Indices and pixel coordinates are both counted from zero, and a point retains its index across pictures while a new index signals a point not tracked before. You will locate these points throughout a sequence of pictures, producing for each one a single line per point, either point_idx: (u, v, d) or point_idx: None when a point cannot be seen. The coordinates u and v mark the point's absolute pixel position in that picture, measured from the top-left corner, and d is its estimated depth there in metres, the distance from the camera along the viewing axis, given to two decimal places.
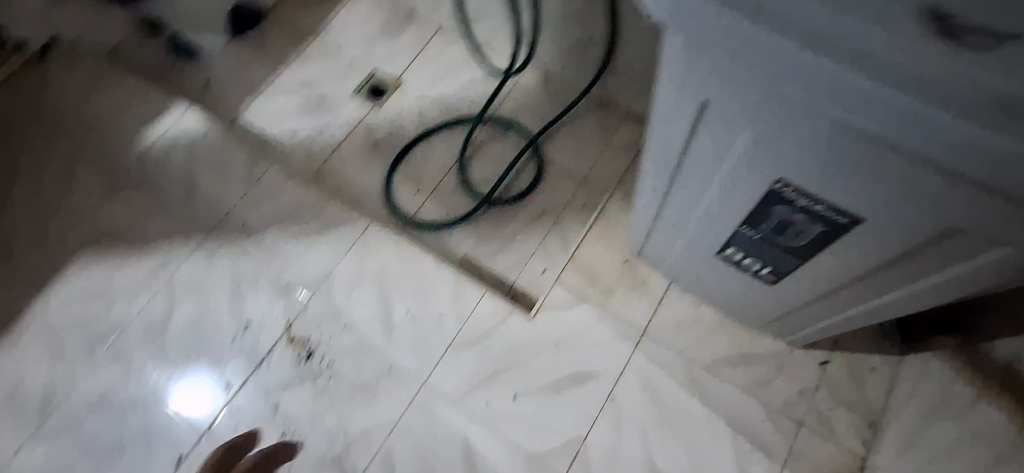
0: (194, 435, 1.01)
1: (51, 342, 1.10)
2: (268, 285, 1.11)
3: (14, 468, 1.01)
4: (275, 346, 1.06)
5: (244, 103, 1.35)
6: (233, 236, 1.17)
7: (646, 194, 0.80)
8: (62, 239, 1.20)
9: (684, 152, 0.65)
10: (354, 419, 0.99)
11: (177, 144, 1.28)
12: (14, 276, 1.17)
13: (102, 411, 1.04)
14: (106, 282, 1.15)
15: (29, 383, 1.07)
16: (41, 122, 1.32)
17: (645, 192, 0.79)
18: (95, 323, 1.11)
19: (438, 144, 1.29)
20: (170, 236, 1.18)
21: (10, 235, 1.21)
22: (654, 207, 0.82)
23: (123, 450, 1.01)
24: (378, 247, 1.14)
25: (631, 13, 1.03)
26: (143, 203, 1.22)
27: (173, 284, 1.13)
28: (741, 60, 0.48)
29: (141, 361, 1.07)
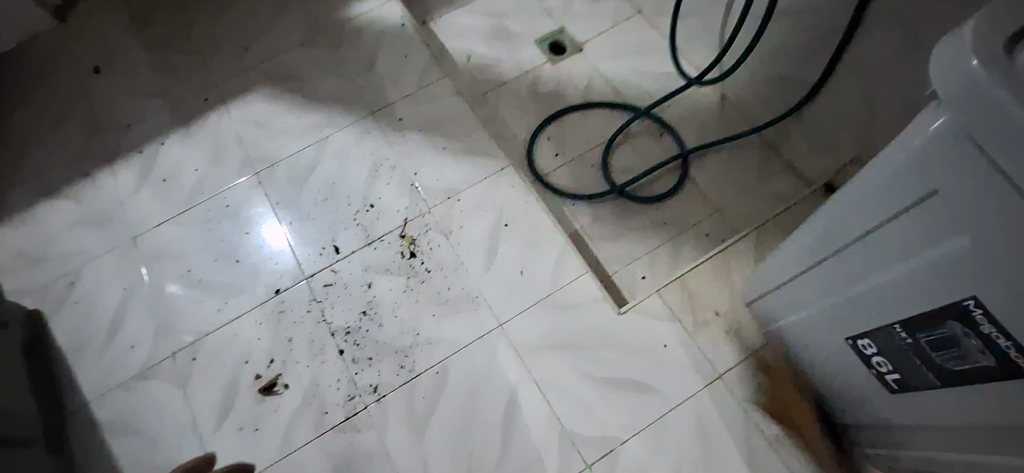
0: (294, 276, 1.11)
1: (214, 148, 1.24)
2: (401, 180, 1.19)
3: (154, 236, 1.16)
4: (386, 233, 1.14)
5: (441, 10, 1.42)
6: (387, 124, 1.25)
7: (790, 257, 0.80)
8: (253, 66, 1.33)
9: (874, 225, 0.64)
10: (428, 327, 1.05)
11: (372, 24, 1.37)
12: (208, 82, 1.32)
13: (231, 224, 1.17)
14: (274, 118, 1.27)
15: (187, 173, 1.22)
16: None
17: (794, 249, 0.79)
18: (253, 148, 1.24)
19: (596, 119, 1.30)
20: (338, 101, 1.28)
21: (215, 48, 1.36)
22: (793, 267, 0.81)
23: (236, 263, 1.13)
24: (507, 189, 1.19)
25: (849, 71, 0.99)
26: (328, 62, 1.33)
27: (324, 144, 1.23)
28: (1006, 159, 0.46)
29: (275, 197, 1.19)
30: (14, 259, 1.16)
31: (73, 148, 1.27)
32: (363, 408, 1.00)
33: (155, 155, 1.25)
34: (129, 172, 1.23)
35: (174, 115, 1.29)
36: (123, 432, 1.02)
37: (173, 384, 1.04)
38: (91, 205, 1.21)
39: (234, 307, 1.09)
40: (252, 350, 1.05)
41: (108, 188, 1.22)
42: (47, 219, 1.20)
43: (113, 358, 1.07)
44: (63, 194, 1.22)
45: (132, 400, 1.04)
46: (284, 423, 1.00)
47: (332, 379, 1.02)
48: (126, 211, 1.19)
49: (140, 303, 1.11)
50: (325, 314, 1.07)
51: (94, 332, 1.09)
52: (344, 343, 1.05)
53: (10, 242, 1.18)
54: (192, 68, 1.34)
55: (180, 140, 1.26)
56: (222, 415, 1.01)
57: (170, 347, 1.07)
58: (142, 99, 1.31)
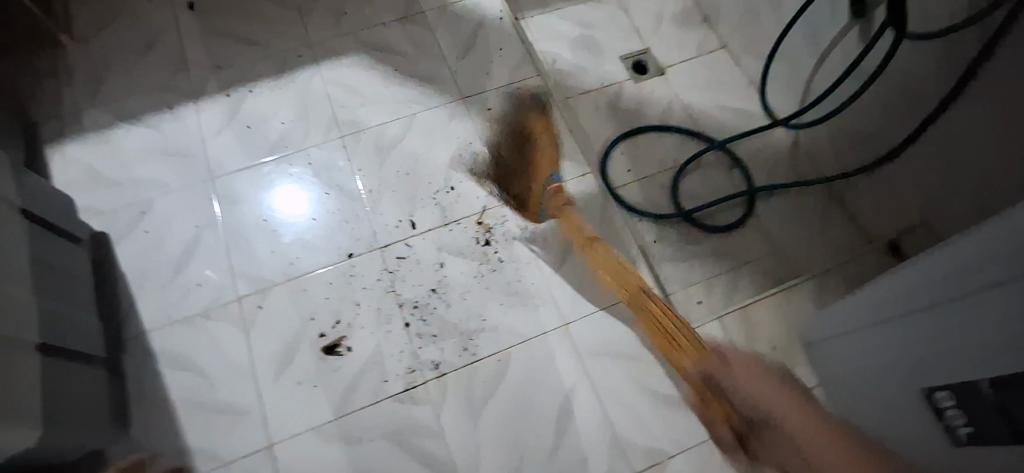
0: (369, 243, 1.12)
1: (301, 104, 1.26)
2: (481, 168, 1.22)
3: (232, 179, 1.17)
4: (462, 217, 1.16)
5: (535, 11, 1.45)
6: (473, 112, 1.28)
7: (868, 301, 0.83)
8: (347, 31, 1.35)
9: (990, 279, 0.62)
10: (494, 315, 1.08)
11: (469, 12, 1.40)
12: (300, 39, 1.33)
13: (312, 183, 1.18)
14: (363, 86, 1.29)
15: (273, 124, 1.23)
16: None
17: (892, 287, 0.78)
18: (340, 112, 1.25)
19: (673, 143, 1.33)
20: (427, 81, 1.30)
21: (311, 8, 1.37)
22: (884, 310, 0.80)
23: (314, 221, 1.14)
24: (583, 196, 1.22)
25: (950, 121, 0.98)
26: (421, 41, 1.35)
27: (410, 120, 1.25)
28: None
29: (357, 163, 1.20)
30: (85, 176, 1.15)
31: (158, 77, 1.26)
32: (422, 383, 1.02)
33: (241, 100, 1.25)
34: (212, 111, 1.24)
35: (264, 64, 1.30)
36: (178, 367, 1.00)
37: (235, 328, 1.04)
38: (170, 137, 1.20)
39: (305, 263, 1.10)
40: (319, 308, 1.06)
41: (189, 123, 1.22)
42: (122, 143, 1.19)
43: (176, 292, 1.06)
44: (142, 121, 1.22)
45: (191, 336, 1.03)
46: (343, 384, 1.01)
47: (394, 349, 1.04)
48: (207, 150, 1.19)
49: (211, 242, 1.11)
50: (394, 285, 1.09)
51: (159, 262, 1.08)
52: (410, 316, 1.06)
53: (84, 158, 1.17)
54: (286, 21, 1.35)
55: (268, 90, 1.27)
56: (283, 367, 1.01)
57: (237, 290, 1.07)
58: (234, 42, 1.32)
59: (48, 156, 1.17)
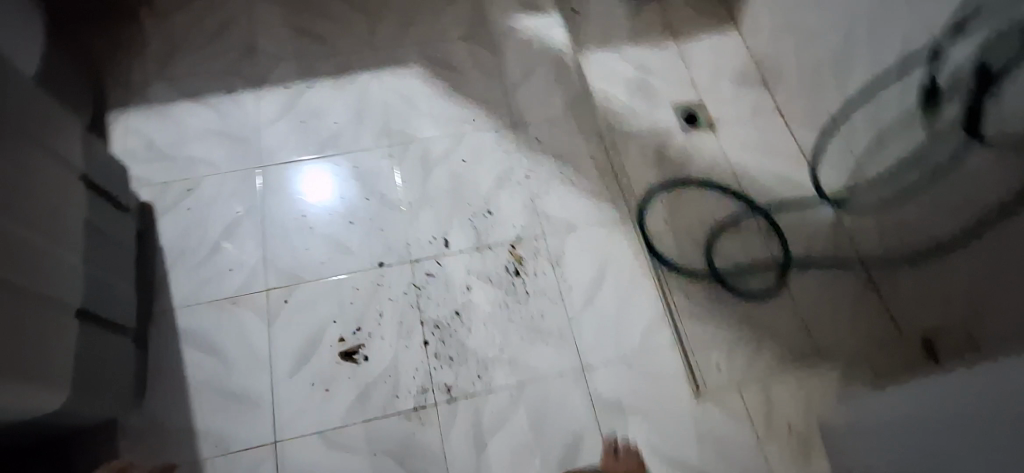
0: (401, 255, 1.13)
1: (357, 108, 1.28)
2: (522, 197, 1.22)
3: (279, 171, 1.19)
4: (496, 243, 1.16)
5: (595, 48, 1.45)
6: (522, 140, 1.28)
7: (938, 393, 0.75)
8: (411, 42, 1.37)
9: None
10: (513, 347, 1.07)
11: (532, 40, 1.41)
12: (365, 44, 1.36)
13: (356, 185, 1.19)
14: (419, 98, 1.30)
15: (326, 122, 1.25)
16: None
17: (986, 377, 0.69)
18: (394, 121, 1.27)
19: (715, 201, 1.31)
20: (481, 103, 1.31)
21: (379, 15, 1.40)
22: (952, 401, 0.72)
23: (351, 224, 1.15)
24: (618, 241, 1.21)
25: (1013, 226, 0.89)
26: (481, 63, 1.36)
27: (459, 139, 1.27)
28: None
29: (402, 174, 1.21)
30: (141, 146, 1.18)
31: (225, 60, 1.30)
32: (432, 404, 1.01)
33: (300, 95, 1.28)
34: (270, 101, 1.26)
35: (327, 62, 1.32)
36: (200, 349, 1.02)
37: (259, 319, 1.05)
38: (227, 120, 1.23)
39: (336, 265, 1.11)
40: (343, 312, 1.07)
41: (247, 109, 1.25)
42: (182, 119, 1.22)
43: (208, 274, 1.08)
44: (203, 101, 1.25)
45: (216, 320, 1.04)
46: (355, 393, 1.01)
47: (410, 365, 1.04)
48: (260, 138, 1.22)
49: (249, 230, 1.12)
50: (419, 301, 1.09)
51: (197, 242, 1.10)
52: (431, 335, 1.06)
53: (143, 129, 1.20)
54: (355, 23, 1.38)
55: (328, 88, 1.29)
56: (299, 365, 1.02)
57: (268, 282, 1.08)
58: (301, 38, 1.35)
59: (110, 122, 1.21)
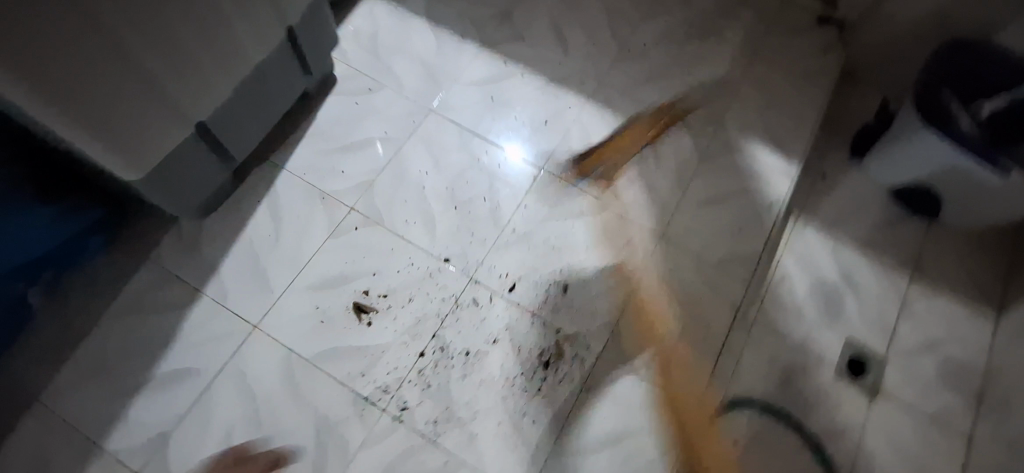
0: (466, 268, 1.07)
1: (543, 116, 1.21)
2: (610, 303, 1.07)
3: (439, 123, 1.18)
4: (551, 324, 1.05)
5: (813, 217, 1.18)
6: (659, 258, 1.11)
7: None
8: (636, 94, 1.24)
9: None
10: (482, 426, 0.97)
11: (752, 171, 1.20)
12: (596, 67, 1.26)
13: (484, 182, 1.14)
14: (603, 149, 1.19)
15: (510, 112, 1.21)
16: (749, 40, 1.31)
17: None
18: (564, 150, 1.18)
19: (808, 451, 1.02)
20: (651, 192, 1.16)
21: (632, 50, 1.28)
22: None
23: (451, 210, 1.11)
24: (662, 418, 1.01)
25: None
26: (683, 157, 1.20)
27: (603, 212, 1.14)
28: None
29: (528, 201, 1.13)
30: (365, 32, 1.25)
31: (478, 4, 1.30)
32: (380, 409, 0.97)
33: (509, 75, 1.24)
34: (483, 65, 1.24)
35: (553, 63, 1.26)
36: (270, 214, 1.08)
37: (326, 227, 1.08)
38: (439, 56, 1.24)
39: (412, 232, 1.09)
40: (384, 273, 1.06)
41: (461, 58, 1.24)
42: (410, 29, 1.26)
43: (324, 163, 1.13)
44: (437, 27, 1.27)
45: (297, 201, 1.09)
46: (335, 345, 1.00)
47: (391, 362, 1.00)
48: (448, 87, 1.21)
49: (378, 153, 1.15)
50: (446, 316, 1.03)
51: (337, 132, 1.16)
52: (429, 352, 1.01)
53: (378, 18, 1.27)
54: (603, 44, 1.28)
55: (536, 83, 1.24)
56: (318, 287, 1.04)
57: (355, 203, 1.10)
58: (551, 26, 1.29)
59: None
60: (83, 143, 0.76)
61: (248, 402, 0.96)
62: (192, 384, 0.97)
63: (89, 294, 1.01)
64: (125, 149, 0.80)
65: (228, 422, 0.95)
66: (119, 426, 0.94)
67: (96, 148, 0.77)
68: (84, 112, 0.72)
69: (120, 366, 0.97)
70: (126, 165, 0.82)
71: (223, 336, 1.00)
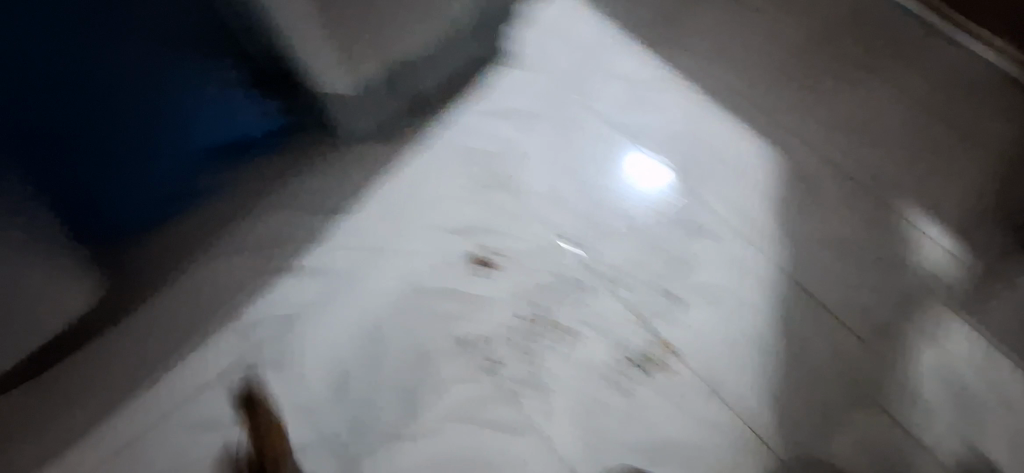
0: (583, 252, 1.11)
1: (692, 129, 1.21)
2: (714, 325, 1.06)
3: (590, 112, 1.23)
4: (648, 327, 1.06)
5: (968, 304, 1.06)
6: (777, 297, 1.08)
7: None
8: (795, 130, 1.20)
9: None
10: (561, 401, 1.01)
11: (905, 236, 1.11)
12: (760, 95, 1.23)
13: (620, 178, 1.17)
14: (745, 175, 1.17)
15: (660, 117, 1.22)
16: (940, 100, 1.20)
17: None
18: (704, 166, 1.18)
19: None
20: (784, 230, 1.12)
21: (801, 86, 1.23)
22: None
23: (582, 195, 1.16)
24: (737, 453, 0.99)
25: None
26: (828, 204, 1.14)
27: (730, 236, 1.12)
28: None
29: (656, 206, 1.15)
30: (545, 14, 1.32)
31: (655, 9, 1.31)
32: (471, 355, 1.04)
33: (671, 83, 1.25)
34: (647, 67, 1.27)
35: (717, 81, 1.25)
36: (423, 156, 1.19)
37: (465, 180, 1.17)
38: (608, 50, 1.28)
39: (539, 205, 1.15)
40: (505, 235, 1.12)
41: (626, 57, 1.28)
42: (585, 19, 1.31)
43: (477, 123, 1.22)
44: (612, 22, 1.30)
45: (446, 150, 1.19)
46: (448, 286, 1.09)
47: (493, 316, 1.07)
48: (609, 82, 1.25)
49: (529, 127, 1.22)
50: (551, 289, 1.08)
51: (495, 99, 1.24)
52: (527, 317, 1.06)
53: (557, 2, 1.32)
54: (775, 72, 1.25)
55: (693, 96, 1.24)
56: (445, 230, 1.13)
57: (495, 166, 1.18)
58: (723, 45, 1.28)
59: None
60: (311, 47, 0.90)
61: (362, 311, 1.07)
62: (323, 283, 1.09)
63: (256, 182, 1.16)
64: (337, 61, 0.94)
65: (345, 324, 1.06)
66: (258, 301, 1.07)
67: (318, 54, 0.92)
68: (327, 25, 0.87)
69: (266, 247, 1.11)
70: (328, 74, 0.94)
71: (355, 250, 1.11)
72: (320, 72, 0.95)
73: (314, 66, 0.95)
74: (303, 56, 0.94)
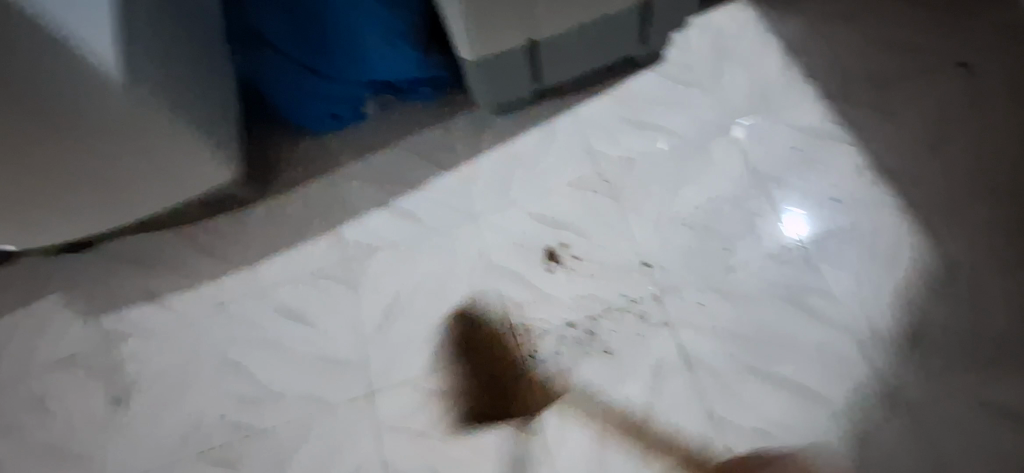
0: (660, 285, 1.04)
1: (839, 197, 1.04)
2: (774, 412, 0.93)
3: (727, 144, 1.12)
4: (700, 386, 0.97)
5: None
6: (864, 416, 0.92)
7: None
8: (970, 236, 0.99)
9: None
10: (576, 418, 0.98)
11: None
12: (941, 182, 1.03)
13: (733, 223, 1.06)
14: (884, 266, 0.99)
15: (806, 173, 1.07)
16: None
17: None
18: (836, 241, 1.02)
19: None
20: (904, 342, 0.94)
21: (1000, 189, 1.01)
22: None
23: (682, 227, 1.07)
24: None
25: None
26: (978, 333, 0.93)
27: (835, 327, 0.97)
28: None
29: (763, 265, 1.02)
30: (717, 31, 1.22)
31: (847, 56, 1.15)
32: (512, 341, 1.04)
33: (832, 140, 1.09)
34: (811, 115, 1.11)
35: (891, 152, 1.06)
36: (540, 139, 1.19)
37: (571, 174, 1.15)
38: (772, 84, 1.15)
39: (635, 223, 1.09)
40: (589, 241, 1.09)
41: (793, 97, 1.13)
42: (761, 46, 1.19)
43: (605, 122, 1.18)
44: (790, 56, 1.17)
45: (565, 140, 1.18)
46: (516, 269, 1.09)
47: (546, 312, 1.05)
48: (761, 118, 1.13)
49: (655, 141, 1.15)
50: (613, 309, 1.03)
51: (632, 103, 1.18)
52: (579, 327, 1.03)
53: (738, 22, 1.22)
54: (971, 163, 1.03)
55: (856, 160, 1.06)
56: (533, 216, 1.12)
57: (606, 169, 1.14)
58: (916, 114, 1.08)
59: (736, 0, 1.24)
60: (454, 17, 0.94)
61: (433, 263, 1.12)
62: (410, 227, 1.16)
63: (388, 121, 1.26)
64: (474, 37, 0.98)
65: (413, 269, 1.12)
66: (353, 222, 1.18)
67: (459, 25, 0.95)
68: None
69: (375, 177, 1.21)
70: (464, 38, 0.98)
71: (448, 205, 1.16)
72: (458, 35, 0.99)
73: (456, 36, 0.99)
74: (448, 23, 0.99)
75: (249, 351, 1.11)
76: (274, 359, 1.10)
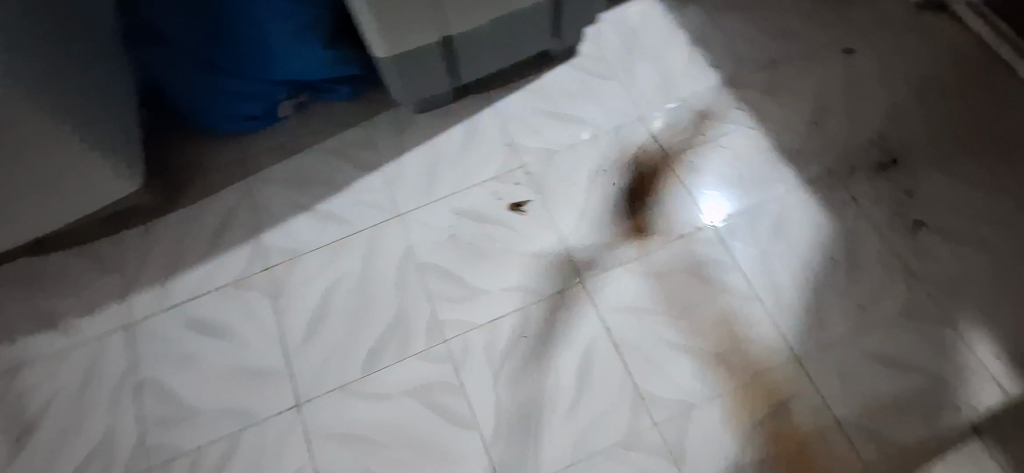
0: (586, 271, 1.06)
1: (747, 177, 1.11)
2: (697, 384, 0.98)
3: (643, 132, 1.16)
4: (627, 366, 1.00)
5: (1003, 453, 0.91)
6: (779, 381, 0.98)
7: None
8: (863, 207, 1.07)
9: None
10: (511, 408, 0.99)
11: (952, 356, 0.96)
12: (835, 158, 1.11)
13: (652, 207, 1.10)
14: (789, 240, 1.06)
15: (717, 156, 1.13)
16: None
17: None
18: (746, 218, 1.08)
19: None
20: (811, 309, 1.01)
21: (888, 161, 1.10)
22: None
23: (604, 214, 1.10)
24: None
25: None
26: (875, 295, 1.01)
27: (748, 299, 1.03)
28: None
29: (681, 246, 1.07)
30: (630, 24, 1.26)
31: (748, 46, 1.22)
32: (444, 336, 1.04)
33: (738, 124, 1.15)
34: (719, 102, 1.18)
35: (790, 133, 1.13)
36: (463, 134, 1.19)
37: (495, 167, 1.16)
38: (682, 74, 1.20)
39: (559, 212, 1.11)
40: (516, 232, 1.10)
41: (701, 85, 1.19)
42: (671, 37, 1.24)
43: (527, 116, 1.20)
44: (697, 47, 1.23)
45: (488, 134, 1.19)
46: (445, 265, 1.09)
47: (477, 306, 1.06)
48: (673, 106, 1.18)
49: (575, 132, 1.17)
50: (541, 298, 1.05)
51: (552, 96, 1.21)
52: (510, 317, 1.05)
53: (648, 16, 1.27)
54: (861, 140, 1.12)
55: (761, 142, 1.13)
56: (460, 211, 1.13)
57: (529, 160, 1.16)
58: (811, 97, 1.16)
59: None
60: (363, 14, 0.93)
61: (360, 264, 1.10)
62: (335, 229, 1.13)
63: (309, 123, 1.23)
64: (386, 34, 0.97)
65: (340, 272, 1.10)
66: (275, 228, 1.14)
67: (368, 22, 0.94)
68: None
69: (296, 180, 1.18)
70: (376, 35, 0.97)
71: (373, 205, 1.14)
72: (369, 33, 0.97)
73: (366, 34, 0.98)
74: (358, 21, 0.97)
75: (166, 369, 1.05)
76: (194, 376, 1.04)
